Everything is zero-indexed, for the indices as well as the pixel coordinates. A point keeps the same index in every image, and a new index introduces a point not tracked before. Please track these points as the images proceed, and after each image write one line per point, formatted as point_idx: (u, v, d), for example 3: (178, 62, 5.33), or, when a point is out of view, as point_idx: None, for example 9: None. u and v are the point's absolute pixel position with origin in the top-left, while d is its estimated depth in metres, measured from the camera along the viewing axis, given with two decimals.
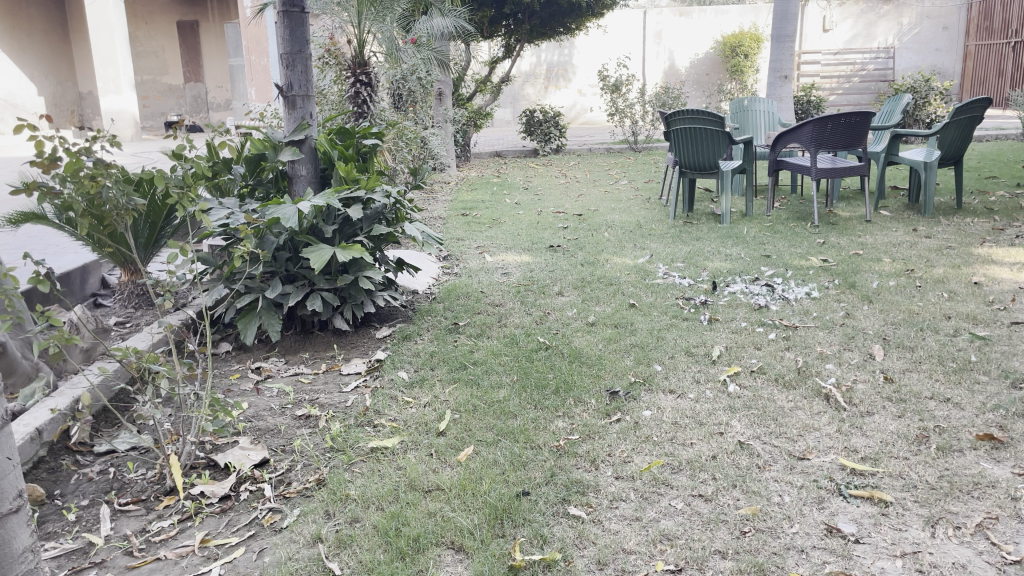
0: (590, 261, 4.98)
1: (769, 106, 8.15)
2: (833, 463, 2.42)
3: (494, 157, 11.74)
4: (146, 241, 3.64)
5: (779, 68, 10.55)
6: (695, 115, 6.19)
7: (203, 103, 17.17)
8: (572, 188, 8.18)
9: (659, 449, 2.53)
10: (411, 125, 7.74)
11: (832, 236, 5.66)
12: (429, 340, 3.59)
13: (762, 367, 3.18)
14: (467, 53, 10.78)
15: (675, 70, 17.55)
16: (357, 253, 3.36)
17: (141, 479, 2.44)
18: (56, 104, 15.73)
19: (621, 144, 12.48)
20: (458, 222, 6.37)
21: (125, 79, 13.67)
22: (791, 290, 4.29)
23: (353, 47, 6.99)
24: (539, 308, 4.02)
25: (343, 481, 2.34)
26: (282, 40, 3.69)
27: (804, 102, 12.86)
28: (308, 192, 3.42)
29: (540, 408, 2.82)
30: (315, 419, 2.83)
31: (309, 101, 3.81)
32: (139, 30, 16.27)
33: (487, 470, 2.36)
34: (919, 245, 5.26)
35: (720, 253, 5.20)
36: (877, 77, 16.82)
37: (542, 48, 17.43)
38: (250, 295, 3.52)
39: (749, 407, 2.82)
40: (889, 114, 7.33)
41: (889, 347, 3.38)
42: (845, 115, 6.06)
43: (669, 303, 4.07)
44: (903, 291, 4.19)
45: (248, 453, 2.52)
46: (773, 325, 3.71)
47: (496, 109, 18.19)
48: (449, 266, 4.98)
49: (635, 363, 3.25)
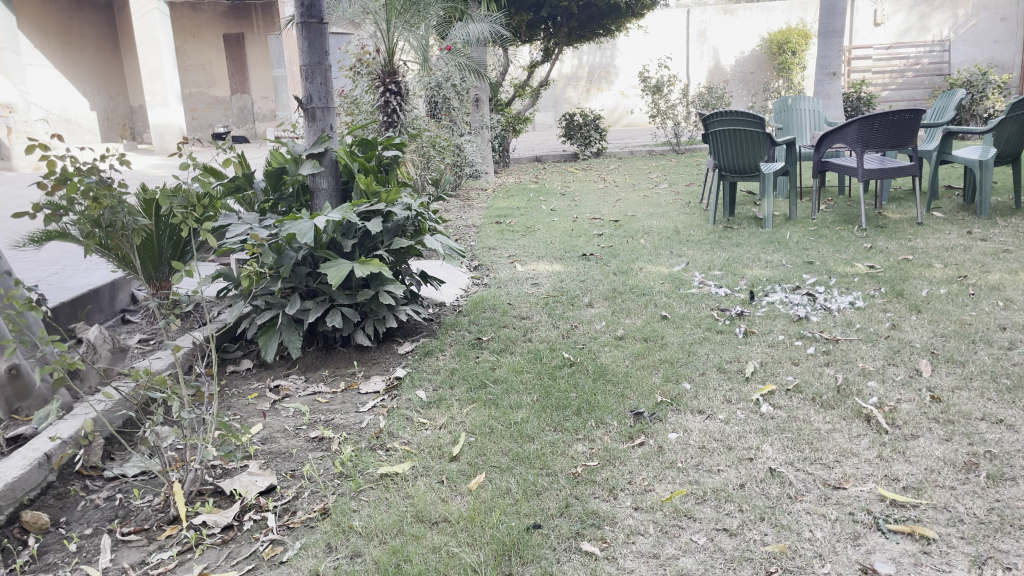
0: (623, 271, 4.82)
1: (815, 105, 7.86)
2: (871, 493, 2.24)
3: (534, 162, 11.64)
4: (170, 253, 3.63)
5: (827, 65, 10.22)
6: (734, 116, 5.98)
7: (250, 114, 17.41)
8: (610, 193, 8.02)
9: (683, 477, 2.38)
10: (445, 133, 7.68)
11: (880, 240, 5.40)
12: (451, 357, 3.49)
13: (798, 385, 3.00)
14: (504, 58, 10.68)
15: (720, 69, 17.24)
16: (376, 267, 3.27)
17: (147, 507, 2.39)
18: (109, 118, 16.10)
19: (663, 146, 12.27)
20: (491, 230, 6.28)
21: (171, 93, 13.95)
22: (833, 299, 4.07)
23: (384, 55, 6.95)
24: (567, 321, 3.89)
25: (348, 511, 2.24)
26: (301, 51, 3.63)
27: (853, 99, 12.46)
28: (326, 206, 3.33)
29: (560, 431, 2.69)
30: (327, 442, 2.74)
31: (329, 113, 3.75)
32: (186, 43, 16.49)
33: (497, 501, 2.25)
34: (974, 248, 4.99)
35: (761, 260, 5.00)
36: (932, 71, 16.23)
37: (583, 51, 17.25)
38: (269, 310, 3.46)
39: (783, 430, 2.65)
40: (941, 111, 6.99)
41: (938, 361, 3.16)
42: (895, 113, 5.78)
43: (703, 314, 3.90)
44: (954, 300, 3.94)
45: (254, 478, 2.45)
46: (812, 338, 3.51)
47: (537, 113, 18.09)
48: (479, 277, 4.88)
49: (663, 380, 3.09)
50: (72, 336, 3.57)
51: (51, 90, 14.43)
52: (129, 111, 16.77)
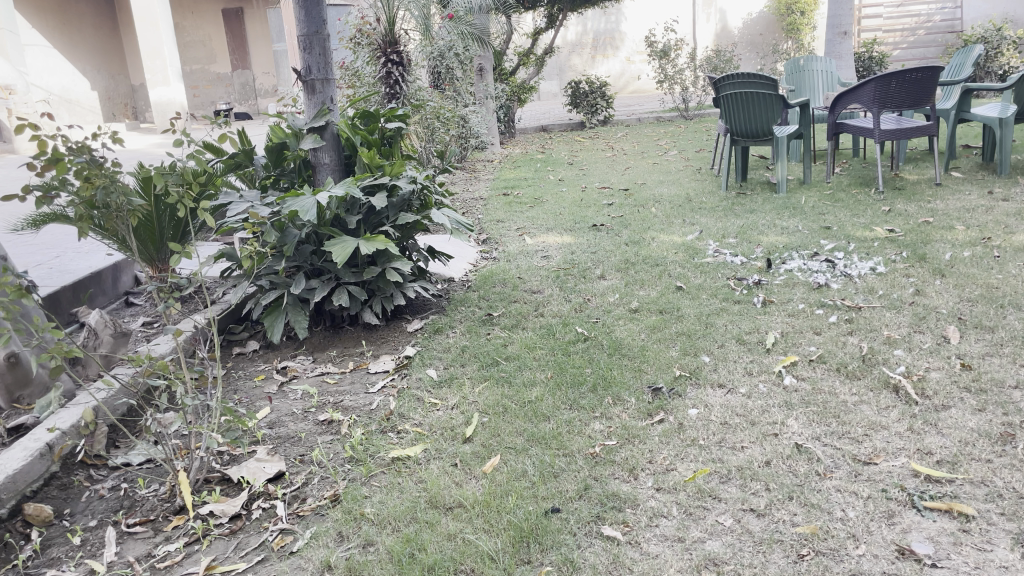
0: (635, 241, 4.71)
1: (828, 66, 7.66)
2: (903, 468, 2.15)
3: (540, 131, 11.46)
4: (171, 236, 3.60)
5: (838, 24, 9.98)
6: (747, 78, 5.81)
7: (252, 90, 17.19)
8: (619, 162, 7.87)
9: (706, 455, 2.29)
10: (449, 105, 7.53)
11: (898, 202, 5.25)
12: (462, 334, 3.40)
13: (821, 355, 2.89)
14: (508, 26, 10.49)
15: (727, 31, 16.97)
16: (382, 244, 3.16)
17: (152, 496, 2.32)
18: (110, 98, 15.97)
19: (671, 112, 12.07)
20: (499, 203, 6.15)
21: (171, 70, 13.77)
22: (853, 265, 3.95)
23: (385, 25, 6.77)
24: (580, 294, 3.79)
25: (359, 498, 2.17)
26: (298, 22, 3.51)
27: (865, 58, 12.19)
28: (328, 182, 3.23)
29: (576, 409, 2.60)
30: (337, 425, 2.66)
31: (330, 85, 3.63)
32: (185, 20, 16.47)
33: (513, 484, 2.16)
34: (996, 209, 4.85)
35: (776, 226, 4.87)
36: (944, 28, 15.91)
37: (588, 17, 16.94)
38: (275, 290, 3.36)
39: (808, 404, 2.55)
40: (959, 68, 6.79)
41: (965, 328, 3.05)
42: (911, 71, 5.61)
43: (720, 284, 3.79)
44: (979, 263, 3.82)
45: (262, 465, 2.37)
46: (834, 306, 3.40)
47: (542, 82, 17.82)
48: (488, 251, 4.78)
49: (681, 354, 2.99)
50: (74, 320, 3.48)
51: (51, 71, 14.28)
52: (130, 90, 16.63)
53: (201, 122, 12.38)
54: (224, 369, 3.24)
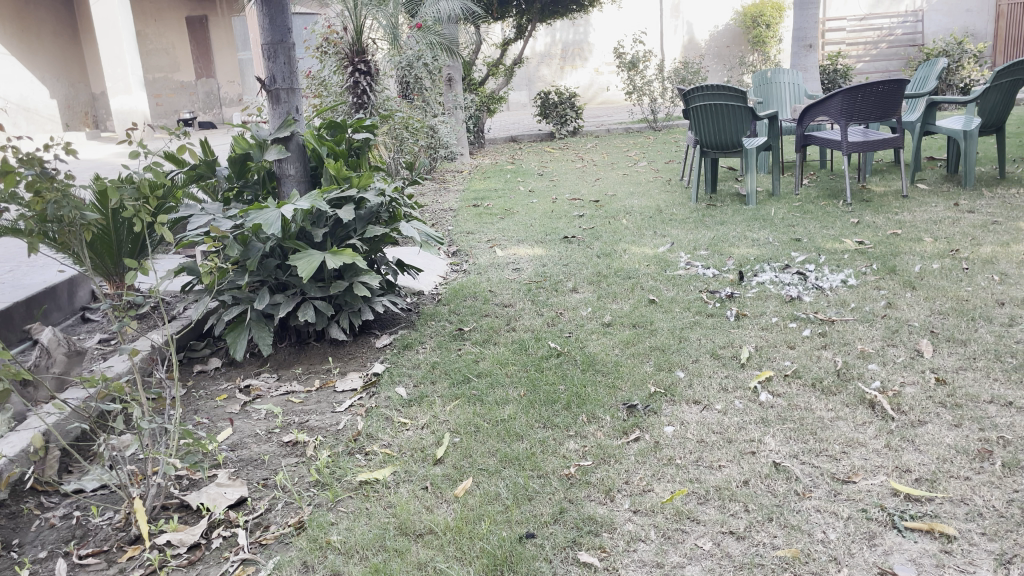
0: (607, 253, 4.66)
1: (794, 78, 7.72)
2: (883, 487, 2.11)
3: (510, 142, 11.44)
4: (129, 250, 3.48)
5: (803, 37, 10.08)
6: (716, 90, 5.81)
7: (215, 99, 17.07)
8: (590, 173, 7.84)
9: (683, 475, 2.23)
10: (418, 115, 7.45)
11: (866, 214, 5.28)
12: (432, 350, 3.32)
13: (796, 370, 2.86)
14: (477, 36, 10.44)
15: (694, 43, 17.13)
16: (349, 258, 3.07)
17: (106, 526, 2.20)
18: (70, 107, 15.63)
19: (640, 123, 12.11)
20: (469, 214, 6.09)
21: (133, 78, 13.51)
22: (825, 277, 3.94)
23: (352, 34, 6.68)
24: (552, 308, 3.73)
25: (325, 525, 2.08)
26: (262, 29, 3.42)
27: (830, 70, 12.34)
28: (293, 194, 3.14)
29: (550, 428, 2.54)
30: (302, 446, 2.56)
31: (294, 94, 3.53)
32: (147, 27, 16.00)
33: (486, 508, 2.09)
34: (962, 221, 4.89)
35: (747, 239, 4.85)
36: (906, 42, 16.25)
37: (556, 28, 16.99)
38: (237, 305, 3.26)
39: (784, 420, 2.51)
40: (923, 81, 6.88)
41: (938, 341, 3.04)
42: (878, 84, 5.65)
43: (692, 297, 3.75)
44: (948, 275, 3.83)
45: (223, 490, 2.27)
46: (807, 319, 3.38)
47: (511, 92, 17.83)
48: (458, 263, 4.71)
49: (655, 369, 2.94)
50: (25, 338, 3.32)
51: (9, 79, 13.94)
52: (91, 98, 16.26)
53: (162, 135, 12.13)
54: (184, 388, 3.12)
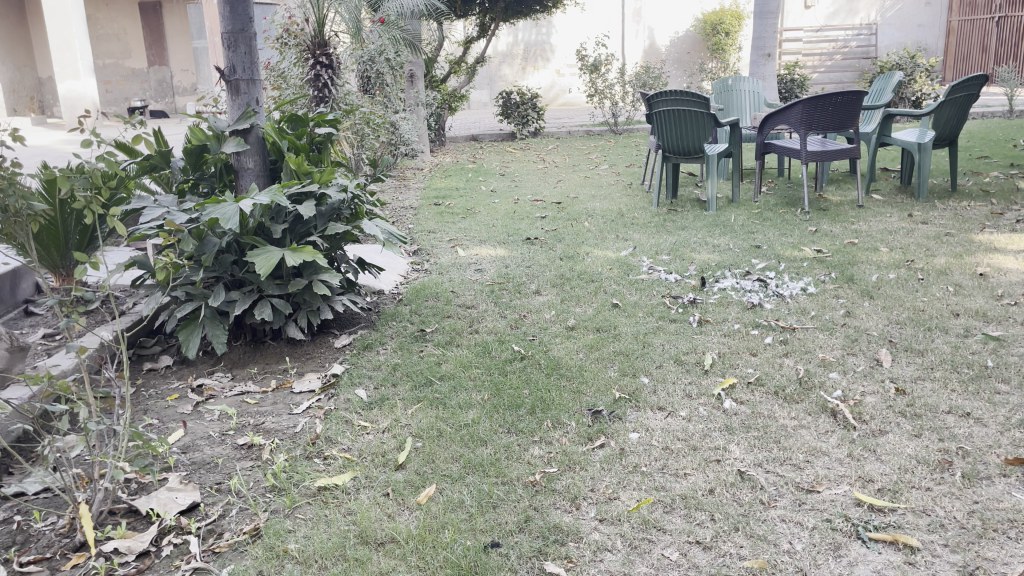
0: (569, 255, 4.64)
1: (754, 86, 7.81)
2: (846, 497, 2.12)
3: (470, 141, 11.38)
4: (77, 242, 3.35)
5: (762, 46, 10.20)
6: (679, 96, 5.84)
7: (169, 87, 16.70)
8: (551, 174, 7.83)
9: (649, 483, 2.21)
10: (379, 111, 7.36)
11: (824, 223, 5.36)
12: (392, 351, 3.25)
13: (759, 378, 2.87)
14: (439, 33, 10.35)
15: (655, 48, 17.27)
16: (310, 255, 3.00)
17: (49, 531, 2.08)
18: (15, 90, 15.14)
19: (601, 126, 12.15)
20: (430, 213, 6.02)
21: (82, 63, 13.10)
22: (785, 285, 3.98)
23: (314, 26, 6.57)
24: (515, 309, 3.69)
25: (282, 533, 2.00)
26: (222, 18, 3.31)
27: (787, 80, 12.52)
28: (252, 188, 3.05)
29: (514, 433, 2.50)
30: (257, 450, 2.48)
31: (255, 86, 3.44)
32: (99, 11, 15.76)
33: (450, 516, 2.04)
34: (916, 231, 4.99)
35: (708, 244, 4.88)
36: (860, 54, 16.62)
37: (518, 28, 16.99)
38: (191, 302, 3.15)
39: (748, 428, 2.51)
40: (880, 93, 7.00)
41: (897, 351, 3.08)
42: (838, 94, 5.72)
43: (655, 302, 3.75)
44: (904, 285, 3.89)
45: (174, 495, 2.18)
46: (769, 327, 3.40)
47: (473, 91, 17.79)
48: (419, 263, 4.65)
49: (619, 374, 2.92)
50: None
51: None
52: (38, 83, 15.73)
53: (115, 121, 11.75)
54: (132, 387, 3.01)
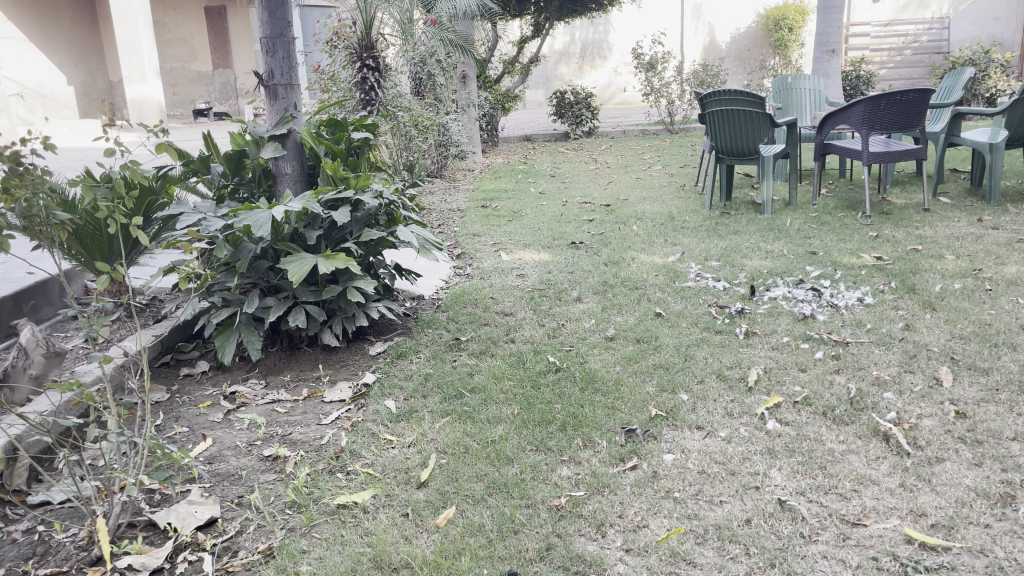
0: (614, 261, 4.51)
1: (815, 84, 7.53)
2: (895, 533, 1.96)
3: (524, 141, 11.32)
4: (120, 249, 3.38)
5: (826, 42, 9.85)
6: (732, 96, 5.64)
7: (232, 90, 17.03)
8: (602, 175, 7.70)
9: (682, 511, 2.09)
10: (428, 113, 7.33)
11: (886, 228, 5.10)
12: (425, 361, 3.18)
13: (807, 397, 2.70)
14: (493, 34, 10.30)
15: (715, 45, 16.96)
16: (342, 262, 2.94)
17: (69, 543, 2.07)
18: (86, 94, 15.67)
19: (657, 125, 11.94)
20: (476, 215, 5.96)
21: (148, 67, 13.47)
22: (840, 295, 3.78)
23: (362, 28, 6.56)
24: (554, 318, 3.59)
25: (295, 554, 1.95)
26: (261, 23, 3.29)
27: (853, 77, 12.09)
28: (286, 195, 3.01)
29: (543, 451, 2.40)
30: (282, 462, 2.44)
31: (293, 90, 3.41)
32: (166, 16, 16.18)
33: (468, 541, 1.96)
34: (985, 237, 4.71)
35: (760, 250, 4.69)
36: (931, 49, 15.98)
37: (575, 26, 16.85)
38: (226, 308, 3.14)
39: (792, 452, 2.36)
40: (949, 91, 6.66)
41: (959, 369, 2.88)
42: (901, 93, 5.45)
43: (701, 312, 3.60)
44: (970, 296, 3.66)
45: (194, 510, 2.15)
46: (820, 340, 3.22)
47: (528, 90, 17.70)
48: (461, 267, 4.59)
49: (657, 390, 2.79)
50: (12, 334, 3.26)
51: (26, 64, 14.13)
52: (108, 86, 16.29)
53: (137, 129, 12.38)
54: (167, 393, 3.01)
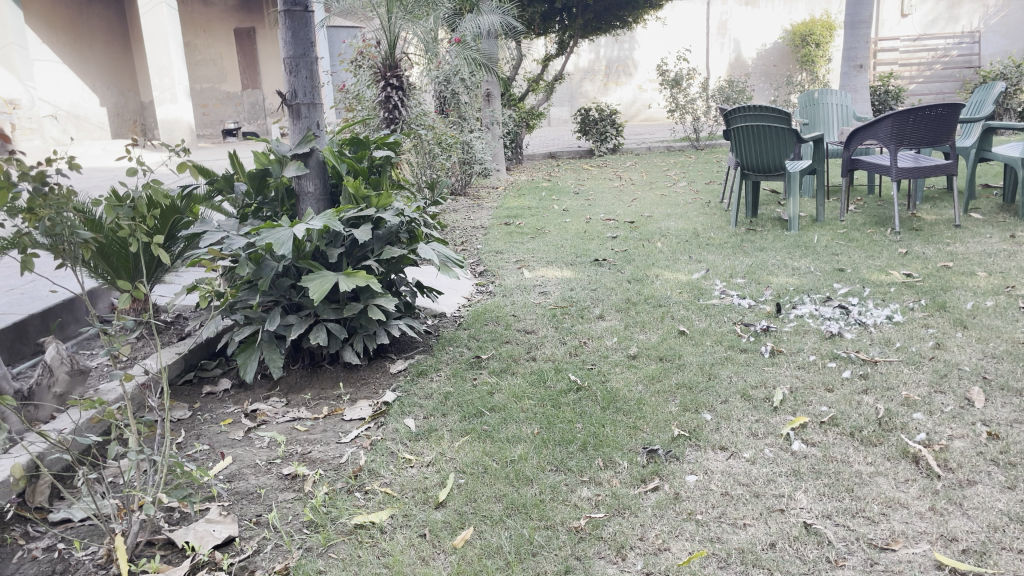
0: (638, 278, 4.47)
1: (842, 99, 7.45)
2: (926, 558, 1.90)
3: (548, 158, 11.32)
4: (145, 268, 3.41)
5: (853, 57, 9.76)
6: (758, 112, 5.60)
7: (261, 109, 17.24)
8: (627, 192, 7.66)
9: (704, 534, 2.04)
10: (452, 131, 7.36)
11: (916, 244, 5.02)
12: (446, 379, 3.16)
13: (834, 418, 2.65)
14: (518, 52, 10.34)
15: (741, 62, 16.90)
16: (363, 280, 2.95)
17: (89, 561, 2.07)
18: (119, 115, 15.97)
19: (682, 142, 11.89)
20: (499, 232, 5.96)
21: (179, 88, 13.70)
22: (869, 312, 3.71)
23: (386, 48, 6.62)
24: (576, 336, 3.56)
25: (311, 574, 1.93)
26: (284, 43, 3.33)
27: (881, 92, 11.97)
28: (308, 213, 3.03)
29: (562, 471, 2.37)
30: (301, 480, 2.43)
31: (316, 109, 3.43)
32: (196, 38, 16.47)
33: (485, 563, 1.93)
34: (1018, 254, 4.61)
35: (787, 267, 4.63)
36: (962, 63, 15.79)
37: (600, 44, 16.87)
38: (249, 325, 3.15)
39: (819, 474, 2.30)
40: (979, 105, 6.56)
41: (991, 389, 2.80)
42: (930, 107, 5.37)
43: (725, 330, 3.55)
44: (1003, 314, 3.57)
45: (212, 528, 2.14)
46: (847, 359, 3.16)
47: (553, 107, 17.74)
48: (484, 284, 4.59)
49: (680, 410, 2.75)
50: (40, 351, 3.32)
51: (61, 87, 14.43)
52: (139, 107, 16.57)
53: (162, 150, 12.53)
54: (189, 411, 3.02)
